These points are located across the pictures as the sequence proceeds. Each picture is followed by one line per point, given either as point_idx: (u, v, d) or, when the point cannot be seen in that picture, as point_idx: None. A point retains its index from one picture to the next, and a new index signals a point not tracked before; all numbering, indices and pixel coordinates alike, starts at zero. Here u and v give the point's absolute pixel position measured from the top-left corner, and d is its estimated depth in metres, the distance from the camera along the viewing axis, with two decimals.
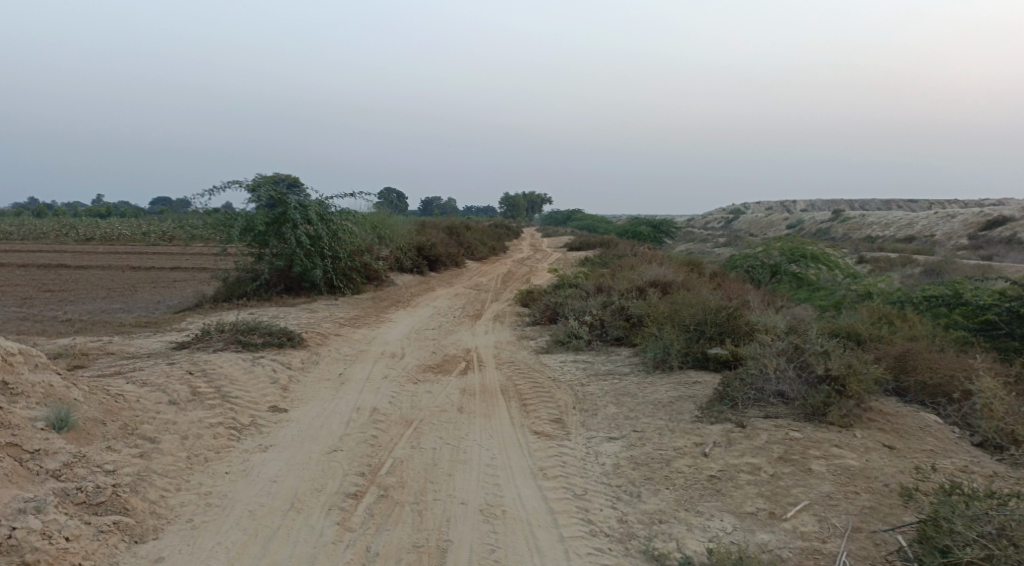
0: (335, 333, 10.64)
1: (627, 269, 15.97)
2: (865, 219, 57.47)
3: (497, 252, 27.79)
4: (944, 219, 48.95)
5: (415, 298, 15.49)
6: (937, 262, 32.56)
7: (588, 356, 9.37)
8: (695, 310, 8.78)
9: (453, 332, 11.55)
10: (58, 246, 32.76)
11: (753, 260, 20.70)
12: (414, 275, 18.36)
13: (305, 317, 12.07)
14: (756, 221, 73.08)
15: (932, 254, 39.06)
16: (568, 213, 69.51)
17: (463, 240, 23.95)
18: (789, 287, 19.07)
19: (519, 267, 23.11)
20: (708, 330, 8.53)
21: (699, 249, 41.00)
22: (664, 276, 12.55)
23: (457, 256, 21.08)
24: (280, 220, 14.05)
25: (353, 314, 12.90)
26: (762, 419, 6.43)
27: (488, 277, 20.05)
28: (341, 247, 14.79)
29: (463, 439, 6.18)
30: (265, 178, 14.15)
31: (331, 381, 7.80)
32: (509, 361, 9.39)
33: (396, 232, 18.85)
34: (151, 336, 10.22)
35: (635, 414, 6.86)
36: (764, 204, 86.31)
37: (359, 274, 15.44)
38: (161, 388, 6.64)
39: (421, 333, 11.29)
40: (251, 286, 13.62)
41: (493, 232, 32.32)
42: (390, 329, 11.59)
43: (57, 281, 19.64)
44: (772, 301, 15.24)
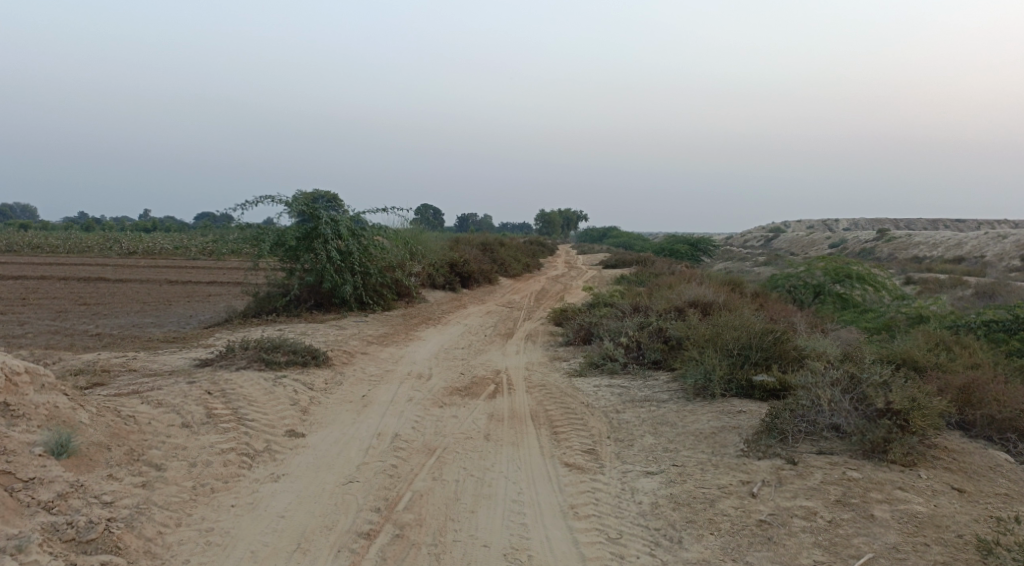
0: (362, 352, 10.32)
1: (666, 288, 15.45)
2: (911, 238, 55.90)
3: (532, 268, 27.41)
4: (995, 240, 47.29)
5: (446, 316, 15.16)
6: (989, 284, 31.30)
7: (624, 380, 8.90)
8: (740, 333, 8.27)
9: (484, 352, 11.16)
10: (101, 259, 33.24)
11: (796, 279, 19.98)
12: (446, 292, 18.05)
13: (333, 334, 11.79)
14: (797, 239, 71.70)
15: (983, 276, 37.66)
16: (605, 230, 68.92)
17: (498, 256, 23.61)
18: (834, 309, 18.34)
19: (554, 284, 22.69)
20: (753, 355, 8.04)
21: (738, 268, 40.14)
22: (705, 296, 12.02)
23: (491, 273, 20.73)
24: (311, 235, 13.87)
25: (383, 332, 12.60)
26: (816, 455, 5.94)
27: (521, 294, 19.67)
28: (372, 262, 14.54)
29: (488, 470, 5.75)
30: (304, 195, 14.02)
31: (353, 403, 7.44)
32: (540, 384, 8.94)
33: (429, 247, 18.59)
34: (176, 352, 10.01)
35: (675, 446, 6.38)
36: (804, 222, 84.70)
37: (390, 291, 15.19)
38: (176, 409, 6.35)
39: (450, 352, 10.93)
40: (280, 302, 13.44)
41: (528, 249, 31.96)
42: (419, 347, 11.25)
43: (94, 293, 19.74)
44: (817, 324, 14.59)
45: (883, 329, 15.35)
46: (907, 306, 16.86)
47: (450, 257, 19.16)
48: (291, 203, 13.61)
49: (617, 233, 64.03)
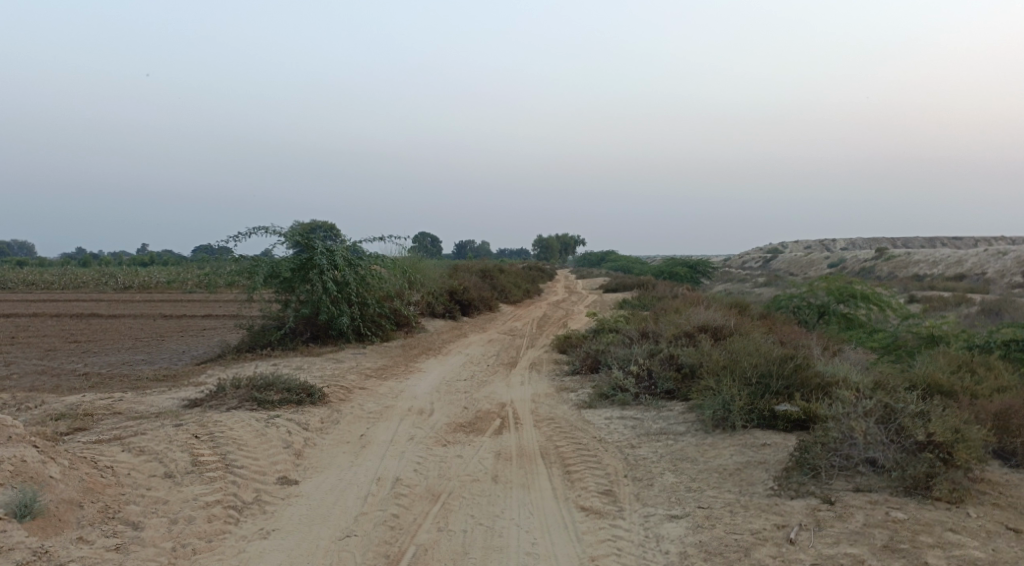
0: (360, 387, 9.86)
1: (673, 312, 15.03)
2: (910, 256, 55.64)
3: (532, 295, 27.00)
4: (995, 256, 47.01)
5: (447, 346, 14.70)
6: (993, 302, 30.91)
7: (636, 412, 8.44)
8: (759, 360, 7.83)
9: (487, 384, 10.70)
10: (95, 295, 32.77)
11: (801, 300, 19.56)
12: (446, 321, 17.61)
13: (330, 368, 11.34)
14: (796, 259, 71.47)
15: (985, 293, 37.31)
16: (603, 254, 68.65)
17: (498, 283, 23.21)
18: (841, 330, 17.91)
19: (555, 311, 22.27)
20: (774, 383, 7.60)
21: (738, 290, 39.84)
22: (715, 320, 11.58)
23: (491, 300, 20.30)
24: (307, 265, 13.46)
25: (382, 364, 12.13)
26: (853, 494, 5.48)
27: (523, 321, 19.22)
28: (369, 292, 14.10)
29: (498, 517, 5.29)
30: (302, 226, 13.66)
31: (350, 444, 6.97)
32: (549, 418, 8.47)
33: (428, 275, 18.17)
34: (165, 391, 9.53)
35: (698, 485, 5.92)
36: (802, 243, 84.59)
37: (388, 321, 14.75)
38: (159, 457, 5.88)
39: (452, 385, 10.46)
40: (275, 335, 13.00)
41: (527, 275, 31.57)
42: (420, 380, 10.78)
43: (85, 330, 19.23)
44: (828, 346, 14.16)
45: (894, 350, 14.91)
46: (916, 325, 16.45)
47: (450, 285, 18.73)
48: (286, 233, 13.21)
49: (616, 257, 63.71)
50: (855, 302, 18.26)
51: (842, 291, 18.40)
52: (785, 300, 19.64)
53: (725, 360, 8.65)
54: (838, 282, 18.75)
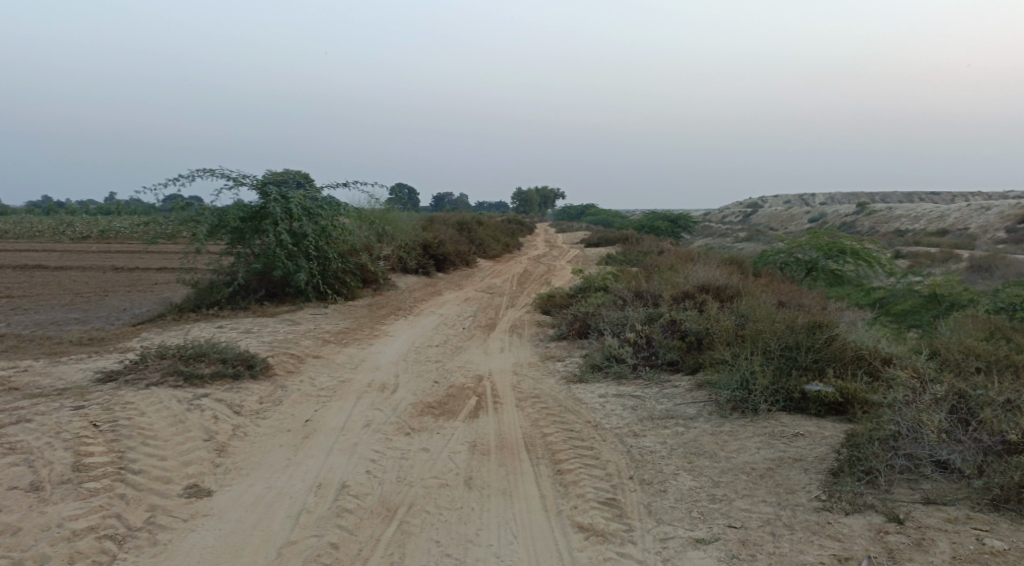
0: (315, 355, 8.50)
1: (666, 269, 13.75)
2: (893, 211, 54.81)
3: (511, 249, 25.68)
4: (978, 211, 46.30)
5: (418, 305, 13.39)
6: (982, 258, 30.07)
7: (635, 388, 7.22)
8: (784, 332, 6.60)
9: (461, 351, 9.42)
10: (47, 245, 30.83)
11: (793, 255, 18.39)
12: (419, 277, 16.25)
13: (284, 331, 9.97)
14: (776, 214, 70.52)
15: (970, 249, 36.55)
16: (583, 207, 67.15)
17: (476, 237, 21.83)
18: (831, 288, 16.85)
19: (537, 266, 20.99)
20: (802, 358, 6.38)
21: (721, 244, 38.84)
22: (717, 280, 10.31)
23: (468, 255, 18.87)
24: (260, 213, 11.96)
25: (345, 327, 10.76)
26: (925, 508, 4.30)
27: (501, 278, 17.84)
28: (331, 245, 12.67)
29: (471, 543, 4.08)
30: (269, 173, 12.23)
31: (290, 433, 5.64)
32: (533, 396, 7.20)
33: (399, 228, 16.73)
34: (82, 360, 8.10)
35: (725, 491, 4.70)
36: (782, 198, 83.74)
37: (354, 277, 13.35)
38: (32, 458, 4.58)
39: (422, 353, 9.14)
40: (224, 293, 11.56)
41: (506, 228, 30.11)
42: (385, 346, 9.45)
43: (24, 284, 17.55)
44: (831, 307, 13.02)
45: (891, 311, 13.85)
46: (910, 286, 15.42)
47: (423, 238, 17.29)
48: (236, 178, 11.68)
49: (595, 211, 62.21)
50: (845, 259, 17.19)
51: (831, 247, 17.28)
52: (771, 255, 18.50)
53: (743, 332, 7.41)
54: (827, 238, 17.63)
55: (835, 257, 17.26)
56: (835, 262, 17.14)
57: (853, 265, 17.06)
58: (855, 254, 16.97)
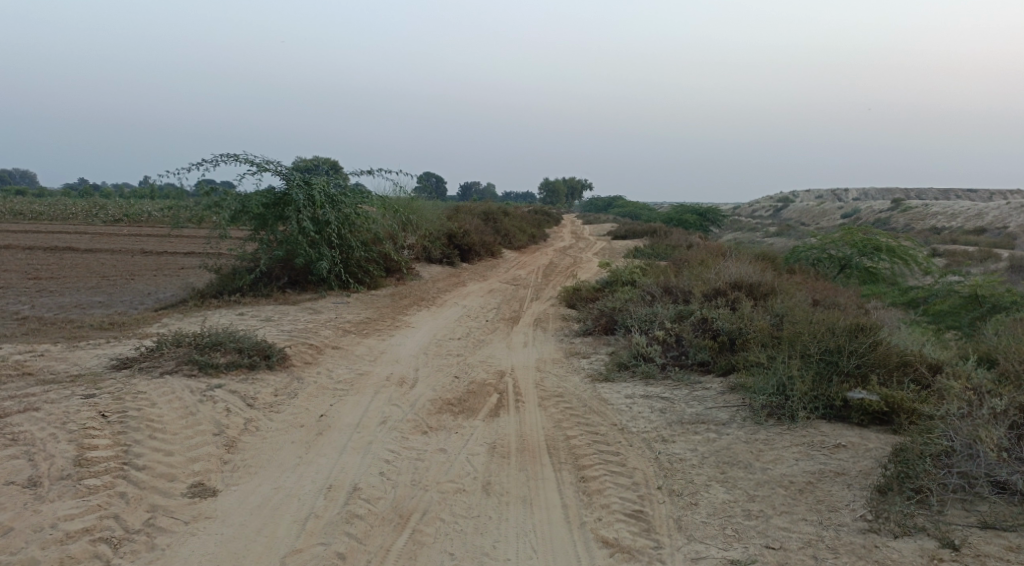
0: (334, 346, 8.28)
1: (696, 264, 13.36)
2: (928, 208, 53.57)
3: (537, 240, 25.36)
4: (1017, 210, 45.02)
5: (441, 296, 13.15)
6: (1021, 258, 29.19)
7: (664, 389, 6.90)
8: (824, 334, 6.25)
9: (484, 344, 9.17)
10: (77, 228, 31.07)
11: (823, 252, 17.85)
12: (443, 267, 16.02)
13: (304, 320, 9.78)
14: (808, 209, 69.34)
15: (1009, 249, 35.53)
16: (611, 199, 66.53)
17: (501, 227, 21.55)
18: (865, 286, 16.34)
19: (563, 258, 20.66)
20: (844, 364, 6.02)
21: (749, 240, 38.37)
22: (751, 277, 9.93)
23: (493, 245, 18.60)
24: (283, 200, 11.78)
25: (366, 317, 10.55)
26: (981, 533, 4.00)
27: (527, 270, 17.55)
28: (355, 233, 12.46)
29: (488, 558, 3.88)
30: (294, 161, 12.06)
31: (302, 430, 5.39)
32: (557, 395, 6.92)
33: (424, 217, 16.49)
34: (99, 345, 7.96)
35: (760, 508, 4.39)
36: (814, 193, 82.41)
37: (377, 266, 13.13)
38: (33, 451, 4.42)
39: (443, 346, 8.90)
40: (245, 279, 11.39)
41: (533, 219, 29.77)
42: (406, 338, 9.21)
43: (50, 266, 17.57)
44: (867, 308, 12.57)
45: (927, 312, 13.38)
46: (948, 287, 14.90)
47: (448, 228, 17.04)
48: (259, 163, 11.49)
49: (623, 203, 61.65)
50: (880, 257, 16.67)
51: (866, 245, 16.78)
52: (803, 251, 17.98)
53: (778, 333, 7.06)
54: (862, 235, 17.12)
55: (870, 255, 16.76)
56: (870, 260, 16.64)
57: (888, 263, 16.54)
58: (890, 252, 16.45)
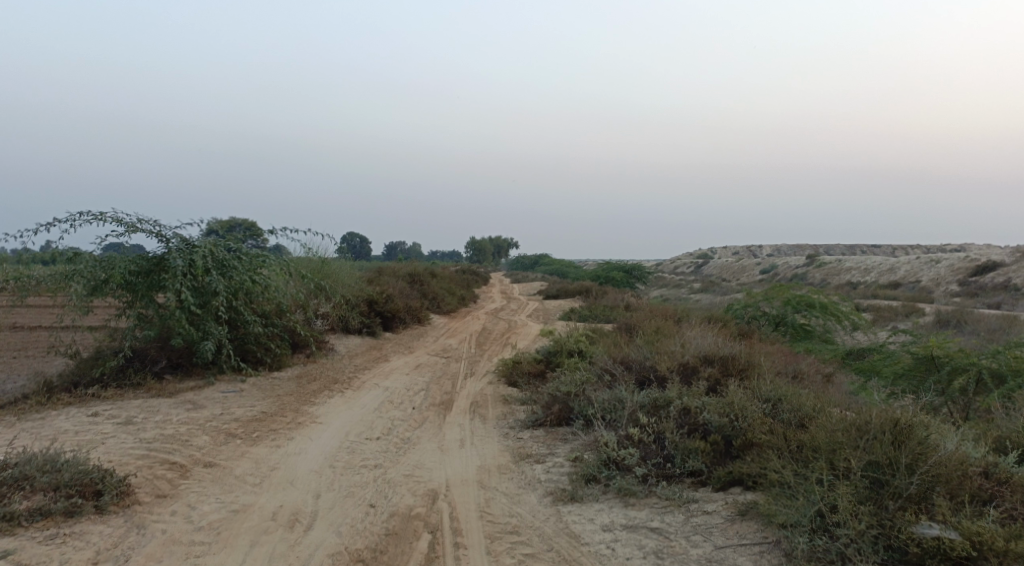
0: (206, 463, 6.25)
1: (649, 331, 11.82)
2: (843, 263, 54.54)
3: (464, 302, 23.62)
4: (928, 263, 46.14)
5: (358, 375, 11.20)
6: (943, 312, 29.23)
7: (652, 515, 5.18)
8: (864, 441, 4.66)
9: (408, 446, 7.29)
10: None
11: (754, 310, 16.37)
12: (362, 338, 14.07)
13: (177, 422, 7.72)
14: (728, 265, 70.05)
15: (928, 302, 35.91)
16: (537, 257, 65.57)
17: (427, 289, 19.74)
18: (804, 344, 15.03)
19: (495, 322, 18.97)
20: (901, 482, 4.40)
21: (677, 296, 37.86)
22: (724, 349, 8.38)
23: (419, 311, 16.73)
24: (161, 267, 9.69)
25: (260, 410, 8.49)
26: None
27: (456, 338, 15.65)
28: (252, 306, 10.43)
29: None
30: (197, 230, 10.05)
31: None
32: (511, 531, 5.08)
33: (339, 281, 14.54)
34: None
35: None
36: (732, 249, 84.08)
37: (280, 342, 11.05)
38: None
39: (356, 453, 6.93)
40: (109, 366, 9.24)
41: (460, 279, 27.90)
42: (307, 442, 7.24)
43: None
44: (834, 376, 11.25)
45: (877, 374, 12.16)
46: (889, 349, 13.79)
47: (367, 293, 15.08)
48: (129, 223, 9.44)
49: (548, 261, 60.79)
50: (815, 313, 15.57)
51: (799, 302, 15.65)
52: (739, 310, 16.59)
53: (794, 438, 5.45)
54: (793, 291, 16.00)
55: (804, 312, 15.62)
56: (804, 317, 15.45)
57: (822, 319, 15.42)
58: (824, 308, 15.32)
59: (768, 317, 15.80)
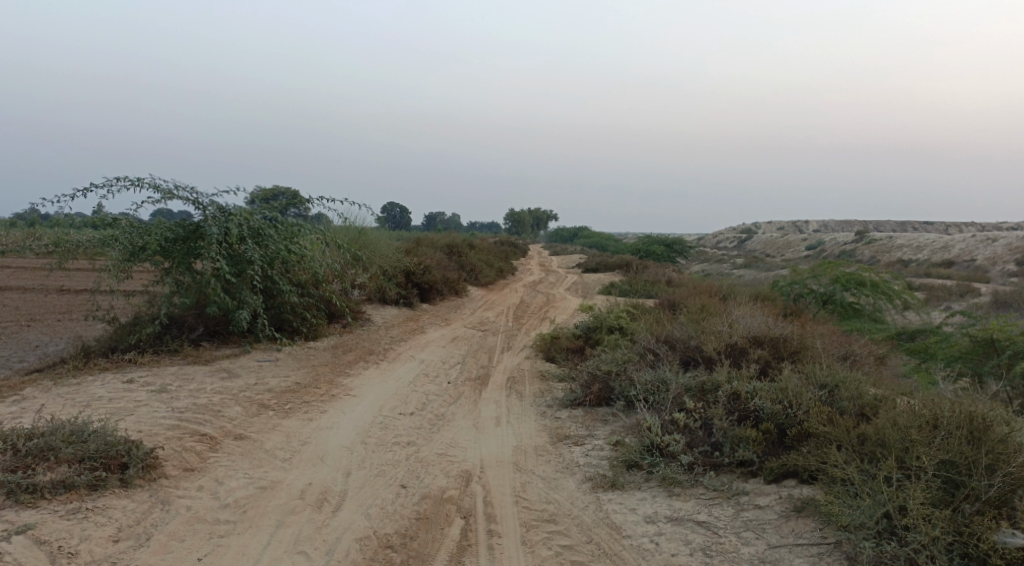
0: (237, 435, 6.09)
1: (693, 308, 11.39)
2: (893, 240, 52.82)
3: (503, 274, 23.32)
4: (984, 241, 44.39)
5: (394, 346, 11.02)
6: (1000, 293, 28.01)
7: (699, 506, 4.88)
8: (937, 438, 4.29)
9: (443, 422, 7.06)
10: None
11: (800, 287, 15.74)
12: (399, 309, 13.89)
13: (210, 391, 7.60)
14: (773, 241, 68.51)
15: (984, 282, 34.54)
16: (577, 229, 64.87)
17: (466, 261, 19.48)
18: (853, 324, 14.41)
19: (534, 295, 18.66)
20: (978, 485, 4.04)
21: (719, 271, 37.09)
22: (775, 330, 7.96)
23: (457, 282, 16.50)
24: (197, 234, 9.56)
25: (295, 381, 8.35)
26: None
27: (494, 311, 15.37)
28: (288, 275, 10.30)
29: None
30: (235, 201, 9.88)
31: None
32: (548, 519, 4.84)
33: (378, 251, 14.35)
34: None
35: None
36: (777, 224, 82.29)
37: (317, 312, 10.91)
38: None
39: (389, 429, 6.72)
40: (146, 332, 9.19)
41: (498, 251, 27.56)
42: (340, 416, 7.06)
43: None
44: (888, 360, 10.71)
45: (933, 357, 11.56)
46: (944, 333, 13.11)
47: (405, 264, 14.87)
48: (165, 189, 9.30)
49: (589, 234, 60.11)
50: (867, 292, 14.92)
51: (848, 279, 14.97)
52: (784, 287, 15.97)
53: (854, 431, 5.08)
54: (843, 269, 15.30)
55: (853, 291, 14.93)
56: (853, 296, 14.76)
57: (873, 298, 14.77)
58: (875, 287, 14.61)
59: (815, 295, 15.15)
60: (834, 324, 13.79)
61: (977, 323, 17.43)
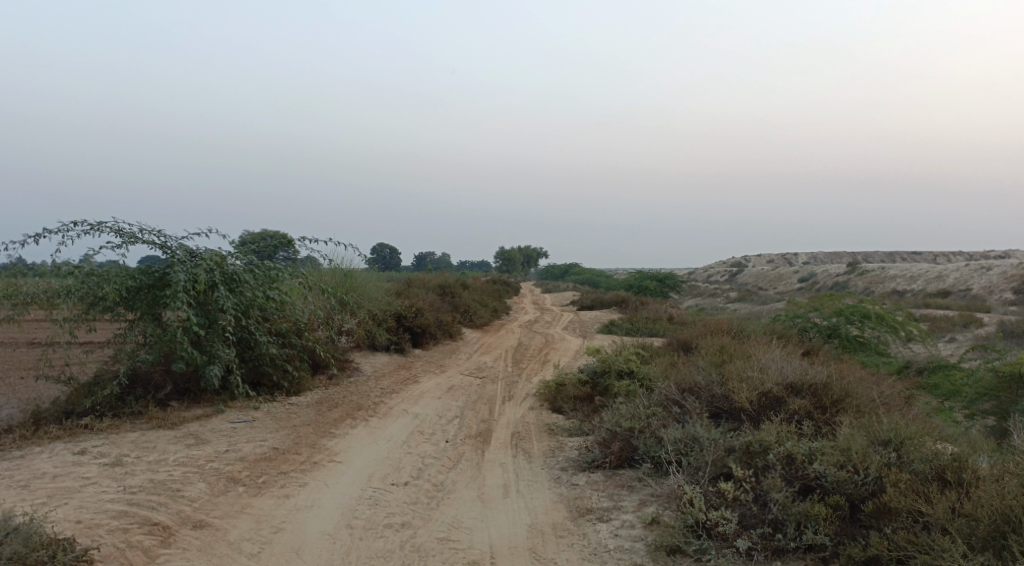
0: (196, 523, 5.08)
1: (708, 350, 10.44)
2: (886, 270, 52.21)
3: (497, 314, 22.34)
4: (978, 270, 43.77)
5: (384, 399, 10.02)
6: (1004, 322, 27.13)
7: None
8: None
9: (443, 495, 6.05)
10: None
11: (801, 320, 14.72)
12: (390, 356, 12.90)
13: (172, 463, 6.57)
14: (764, 274, 67.93)
15: (984, 312, 33.75)
16: (569, 266, 64.01)
17: (459, 302, 18.54)
18: (866, 358, 13.41)
19: (531, 336, 17.68)
20: None
21: (713, 305, 36.24)
22: (816, 376, 7.00)
23: (451, 324, 15.53)
24: (163, 282, 8.61)
25: (272, 447, 7.33)
26: None
27: (490, 355, 14.37)
28: (267, 325, 9.33)
29: None
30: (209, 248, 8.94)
31: None
32: None
33: (365, 294, 13.38)
34: None
35: None
36: (767, 256, 81.97)
37: (299, 364, 9.92)
38: None
39: (380, 506, 5.71)
40: (107, 394, 8.17)
41: (491, 290, 26.63)
42: (323, 491, 6.03)
43: None
44: (920, 401, 9.72)
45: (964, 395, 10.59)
46: (961, 369, 12.11)
47: (396, 307, 13.90)
48: (128, 233, 8.35)
49: (580, 270, 59.34)
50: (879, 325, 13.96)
51: (852, 312, 13.91)
52: (787, 320, 14.94)
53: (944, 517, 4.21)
54: (846, 301, 14.37)
55: (858, 323, 13.89)
56: (859, 329, 13.78)
57: (885, 332, 13.82)
58: (880, 319, 13.65)
59: (818, 328, 14.02)
60: (850, 359, 12.79)
61: (991, 356, 16.45)
